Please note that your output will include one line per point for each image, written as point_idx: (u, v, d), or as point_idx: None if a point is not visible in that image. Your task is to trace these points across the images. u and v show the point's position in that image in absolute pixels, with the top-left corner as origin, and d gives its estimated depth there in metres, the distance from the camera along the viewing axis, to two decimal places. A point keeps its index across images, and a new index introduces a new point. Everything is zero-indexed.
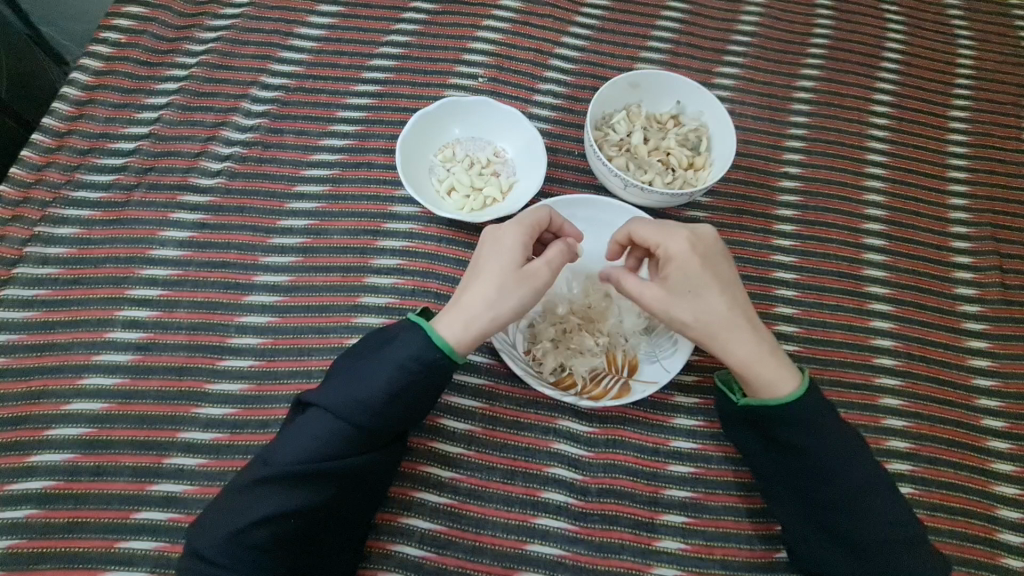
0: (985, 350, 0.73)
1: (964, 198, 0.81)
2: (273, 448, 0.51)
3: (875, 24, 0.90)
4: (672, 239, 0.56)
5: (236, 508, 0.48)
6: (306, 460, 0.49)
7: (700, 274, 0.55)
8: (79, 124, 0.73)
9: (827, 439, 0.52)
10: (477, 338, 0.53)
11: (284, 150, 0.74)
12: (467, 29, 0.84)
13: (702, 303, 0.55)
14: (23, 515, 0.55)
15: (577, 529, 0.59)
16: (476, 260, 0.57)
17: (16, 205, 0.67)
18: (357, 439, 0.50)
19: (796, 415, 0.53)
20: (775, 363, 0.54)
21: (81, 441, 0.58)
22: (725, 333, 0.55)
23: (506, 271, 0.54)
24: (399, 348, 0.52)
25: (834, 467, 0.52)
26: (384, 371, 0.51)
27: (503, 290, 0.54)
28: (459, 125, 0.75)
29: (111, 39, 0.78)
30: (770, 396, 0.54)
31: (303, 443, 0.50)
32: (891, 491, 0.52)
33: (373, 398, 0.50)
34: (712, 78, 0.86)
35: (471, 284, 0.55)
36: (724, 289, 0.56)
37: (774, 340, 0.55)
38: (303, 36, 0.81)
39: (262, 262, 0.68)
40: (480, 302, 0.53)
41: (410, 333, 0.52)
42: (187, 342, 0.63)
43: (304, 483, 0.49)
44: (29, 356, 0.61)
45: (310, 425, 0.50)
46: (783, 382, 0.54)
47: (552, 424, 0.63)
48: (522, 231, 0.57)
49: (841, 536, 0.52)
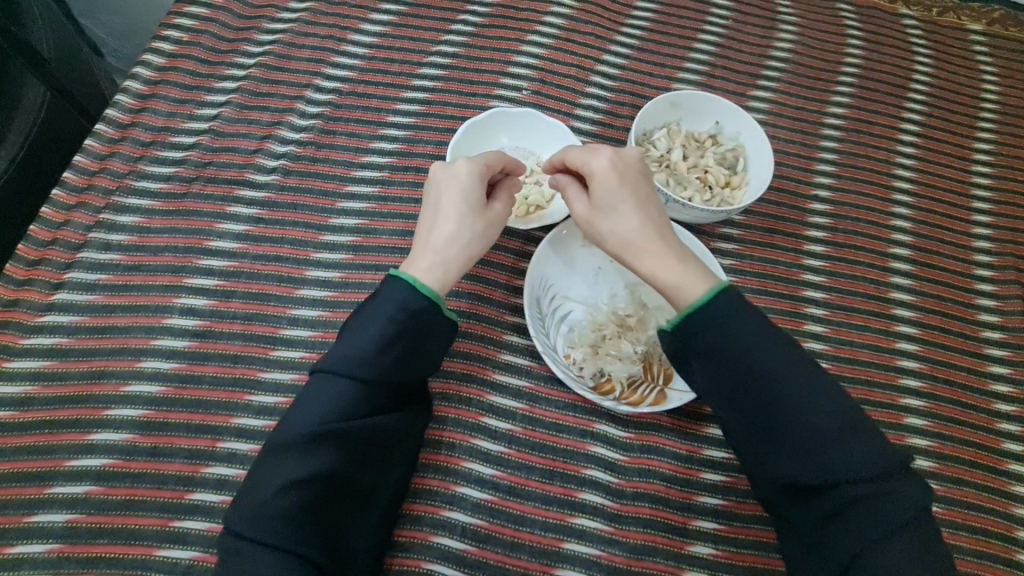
0: (1006, 375, 0.75)
1: (987, 228, 0.84)
2: (284, 420, 0.52)
3: (904, 55, 0.94)
4: (597, 160, 0.60)
5: (259, 482, 0.49)
6: (315, 424, 0.50)
7: (618, 190, 0.58)
8: (141, 116, 0.76)
9: (745, 331, 0.49)
10: (451, 277, 0.58)
11: (337, 151, 0.77)
12: (513, 43, 0.87)
13: (619, 216, 0.57)
14: (82, 491, 0.57)
15: (612, 530, 0.61)
16: (434, 198, 0.61)
17: (81, 192, 0.70)
18: (360, 394, 0.51)
19: (720, 316, 0.50)
20: (686, 270, 0.54)
21: (139, 422, 0.60)
22: (637, 238, 0.57)
23: (470, 212, 0.60)
24: (387, 301, 0.53)
25: (760, 366, 0.49)
26: (376, 325, 0.52)
27: (471, 231, 0.60)
28: (507, 135, 0.78)
29: (173, 37, 0.81)
30: (683, 302, 0.53)
31: (310, 409, 0.50)
32: (829, 390, 0.49)
33: (368, 352, 0.51)
34: (746, 101, 0.89)
35: (437, 224, 0.59)
36: (641, 206, 0.58)
37: (687, 254, 0.55)
38: (355, 42, 0.84)
39: (313, 258, 0.70)
40: (452, 242, 0.59)
41: (396, 287, 0.54)
42: (241, 332, 0.65)
43: (318, 446, 0.50)
44: (89, 338, 0.63)
45: (313, 391, 0.51)
46: (696, 283, 0.53)
47: (589, 427, 0.65)
48: (475, 168, 0.61)
49: (795, 446, 0.48)
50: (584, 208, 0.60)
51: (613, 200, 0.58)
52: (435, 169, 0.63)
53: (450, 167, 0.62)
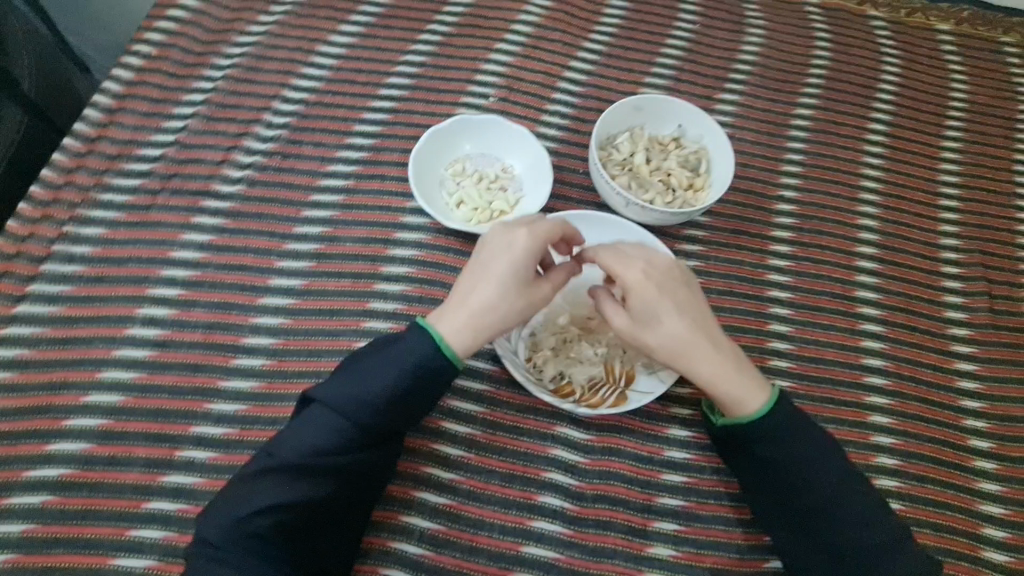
0: (973, 372, 0.75)
1: (955, 225, 0.84)
2: (278, 440, 0.53)
3: (872, 56, 0.94)
4: (629, 270, 0.57)
5: (243, 497, 0.50)
6: (309, 453, 0.52)
7: (660, 300, 0.57)
8: (108, 130, 0.77)
9: (800, 451, 0.55)
10: (479, 342, 0.57)
11: (302, 161, 0.77)
12: (481, 51, 0.88)
13: (664, 326, 0.57)
14: (39, 501, 0.58)
15: (571, 533, 0.61)
16: (483, 260, 0.58)
17: (47, 205, 0.71)
18: (360, 437, 0.53)
19: (766, 433, 0.56)
20: (739, 381, 0.57)
21: (97, 432, 0.61)
22: (687, 353, 0.57)
23: (510, 283, 0.57)
24: (405, 351, 0.55)
25: (814, 483, 0.54)
26: (388, 372, 0.54)
27: (508, 302, 0.57)
28: (470, 141, 0.78)
29: (142, 52, 0.82)
30: (742, 413, 0.57)
31: (307, 437, 0.52)
32: (865, 509, 0.54)
33: (376, 398, 0.53)
34: (714, 104, 0.89)
35: (477, 289, 0.57)
36: (685, 313, 0.57)
37: (734, 361, 0.58)
38: (323, 53, 0.85)
39: (277, 267, 0.71)
40: (484, 310, 0.56)
41: (414, 337, 0.55)
42: (202, 341, 0.66)
43: (307, 476, 0.51)
44: (51, 349, 0.64)
45: (314, 421, 0.53)
46: (752, 397, 0.57)
47: (550, 431, 0.65)
48: (533, 242, 0.57)
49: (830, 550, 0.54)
50: (624, 319, 0.59)
51: (659, 318, 0.57)
52: (492, 229, 0.59)
53: (511, 228, 0.58)
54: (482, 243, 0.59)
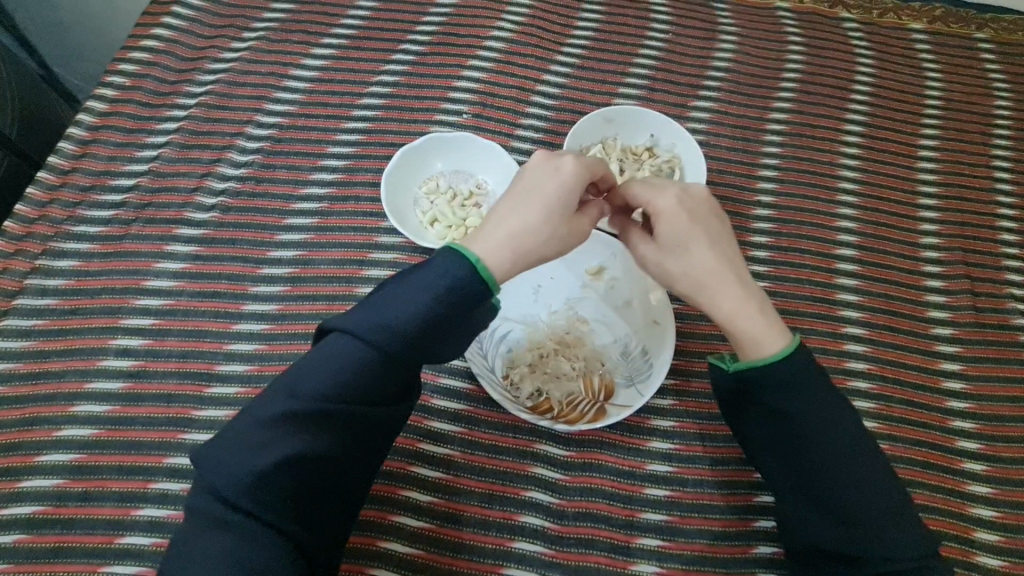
0: (958, 371, 0.74)
1: (935, 224, 0.83)
2: (291, 375, 0.47)
3: (845, 59, 0.94)
4: (662, 197, 0.56)
5: (243, 446, 0.44)
6: (323, 393, 0.46)
7: (689, 230, 0.55)
8: (82, 162, 0.77)
9: (816, 397, 0.51)
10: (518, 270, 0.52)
11: (276, 185, 0.77)
12: (453, 68, 0.88)
13: (690, 257, 0.55)
14: (12, 539, 0.58)
15: (553, 553, 0.60)
16: (528, 187, 0.54)
17: (19, 239, 0.71)
18: (382, 375, 0.47)
19: (788, 377, 0.51)
20: (765, 321, 0.53)
21: (71, 467, 0.61)
22: (712, 282, 0.54)
23: (558, 212, 0.53)
24: (434, 272, 0.47)
25: (825, 436, 0.51)
26: (417, 301, 0.46)
27: (553, 228, 0.53)
28: (442, 159, 0.78)
29: (117, 82, 0.83)
30: (760, 356, 0.53)
31: (322, 371, 0.46)
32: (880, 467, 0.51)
33: (404, 330, 0.46)
34: (687, 112, 0.89)
35: (522, 214, 0.53)
36: (714, 246, 0.55)
37: (762, 302, 0.55)
38: (296, 77, 0.85)
39: (251, 292, 0.71)
40: (522, 239, 0.52)
41: (445, 262, 0.48)
42: (176, 369, 0.66)
43: (322, 424, 0.46)
44: (24, 384, 0.64)
45: (331, 352, 0.47)
46: (777, 338, 0.52)
47: (529, 448, 0.64)
48: (583, 171, 0.54)
49: (832, 508, 0.51)
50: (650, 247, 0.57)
51: (687, 242, 0.55)
52: (537, 155, 0.56)
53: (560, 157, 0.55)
54: (526, 168, 0.55)
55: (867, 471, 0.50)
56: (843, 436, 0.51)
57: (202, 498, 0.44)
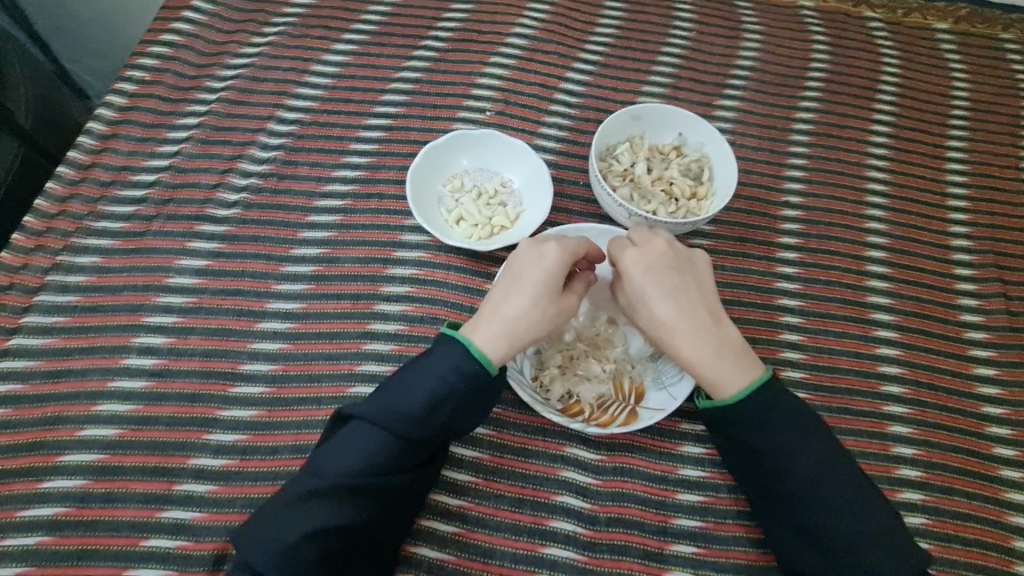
0: (992, 376, 0.73)
1: (965, 226, 0.82)
2: (318, 460, 0.52)
3: (871, 58, 0.92)
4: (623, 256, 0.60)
5: (283, 523, 0.49)
6: (347, 473, 0.50)
7: (645, 285, 0.59)
8: (102, 157, 0.76)
9: (778, 428, 0.54)
10: (513, 351, 0.55)
11: (299, 181, 0.76)
12: (476, 65, 0.87)
13: (651, 310, 0.58)
14: (33, 542, 0.56)
15: (586, 559, 0.59)
16: (516, 275, 0.58)
17: (40, 235, 0.70)
18: (403, 451, 0.52)
19: (746, 414, 0.54)
20: (720, 365, 0.56)
21: (94, 467, 0.60)
22: (673, 329, 0.57)
23: (545, 291, 0.57)
24: (440, 361, 0.54)
25: (790, 465, 0.53)
26: (427, 383, 0.53)
27: (541, 308, 0.57)
28: (467, 156, 0.77)
29: (136, 77, 0.81)
30: (721, 398, 0.56)
31: (348, 453, 0.51)
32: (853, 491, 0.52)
33: (416, 410, 0.52)
34: (713, 110, 0.88)
35: (512, 301, 0.57)
36: (672, 297, 0.58)
37: (723, 346, 0.57)
38: (318, 73, 0.84)
39: (275, 290, 0.69)
40: (519, 320, 0.56)
41: (448, 347, 0.54)
42: (199, 369, 0.65)
43: (351, 496, 0.50)
44: (45, 383, 0.63)
45: (354, 437, 0.52)
46: (737, 377, 0.55)
47: (559, 451, 0.63)
48: (564, 254, 0.58)
49: (806, 535, 0.53)
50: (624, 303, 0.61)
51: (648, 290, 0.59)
52: (523, 244, 0.60)
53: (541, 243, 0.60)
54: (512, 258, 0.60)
55: (842, 500, 0.52)
56: (813, 467, 0.52)
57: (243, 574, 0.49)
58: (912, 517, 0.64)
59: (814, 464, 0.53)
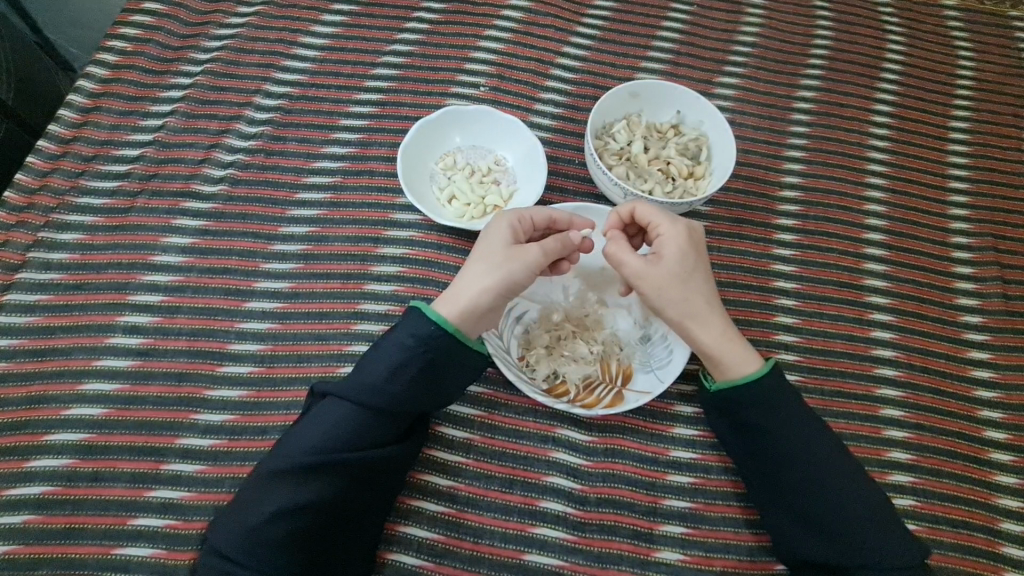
0: (986, 360, 0.72)
1: (965, 208, 0.81)
2: (288, 441, 0.52)
3: (876, 35, 0.90)
4: (671, 226, 0.59)
5: (253, 502, 0.50)
6: (320, 450, 0.50)
7: (688, 263, 0.57)
8: (84, 131, 0.74)
9: (784, 413, 0.55)
10: (470, 312, 0.55)
11: (286, 158, 0.74)
12: (469, 38, 0.84)
13: (686, 289, 0.57)
14: (20, 520, 0.56)
15: (575, 539, 0.59)
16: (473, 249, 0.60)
17: (21, 210, 0.69)
18: (370, 426, 0.52)
19: (758, 395, 0.55)
20: (741, 348, 0.57)
21: (81, 446, 0.59)
22: (700, 312, 0.57)
23: (495, 251, 0.57)
24: (404, 334, 0.54)
25: (792, 449, 0.54)
26: (389, 356, 0.53)
27: (492, 266, 0.56)
28: (460, 133, 0.75)
29: (117, 47, 0.79)
30: (737, 377, 0.57)
31: (316, 431, 0.51)
32: (850, 477, 0.53)
33: (379, 383, 0.52)
34: (713, 88, 0.85)
35: (467, 267, 0.58)
36: (705, 282, 0.58)
37: (739, 331, 0.58)
38: (306, 45, 0.81)
39: (262, 269, 0.68)
40: (472, 283, 0.56)
41: (412, 318, 0.54)
42: (186, 348, 0.64)
43: (317, 474, 0.50)
44: (29, 361, 0.62)
45: (323, 415, 0.52)
46: (744, 364, 0.57)
47: (551, 433, 0.63)
48: (507, 217, 0.59)
49: (805, 517, 0.54)
50: (636, 268, 0.57)
51: (670, 285, 0.57)
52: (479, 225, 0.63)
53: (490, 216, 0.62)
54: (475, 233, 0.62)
55: (835, 486, 0.53)
56: (816, 449, 0.54)
57: (218, 555, 0.49)
58: (900, 499, 0.65)
59: (812, 450, 0.54)
